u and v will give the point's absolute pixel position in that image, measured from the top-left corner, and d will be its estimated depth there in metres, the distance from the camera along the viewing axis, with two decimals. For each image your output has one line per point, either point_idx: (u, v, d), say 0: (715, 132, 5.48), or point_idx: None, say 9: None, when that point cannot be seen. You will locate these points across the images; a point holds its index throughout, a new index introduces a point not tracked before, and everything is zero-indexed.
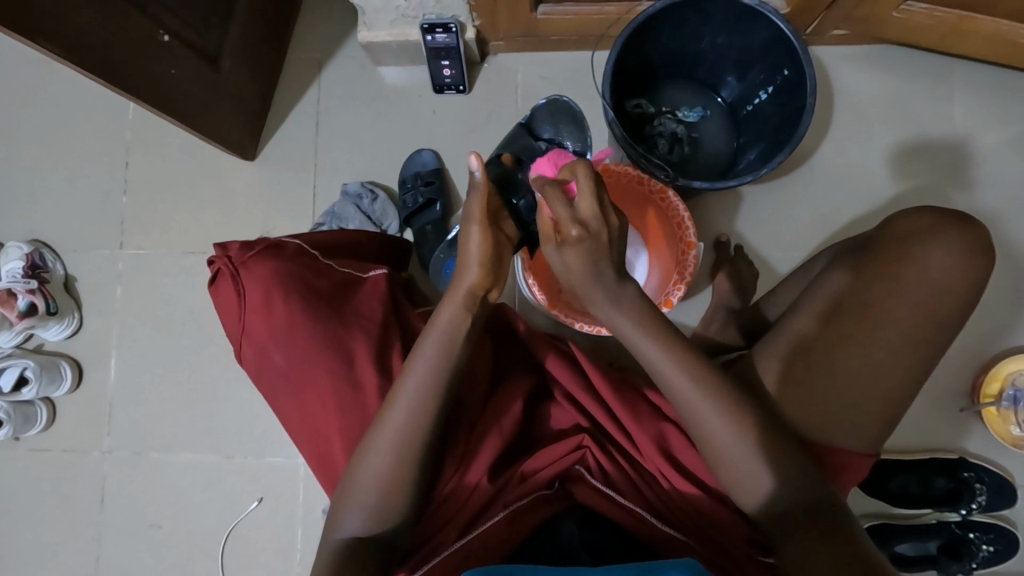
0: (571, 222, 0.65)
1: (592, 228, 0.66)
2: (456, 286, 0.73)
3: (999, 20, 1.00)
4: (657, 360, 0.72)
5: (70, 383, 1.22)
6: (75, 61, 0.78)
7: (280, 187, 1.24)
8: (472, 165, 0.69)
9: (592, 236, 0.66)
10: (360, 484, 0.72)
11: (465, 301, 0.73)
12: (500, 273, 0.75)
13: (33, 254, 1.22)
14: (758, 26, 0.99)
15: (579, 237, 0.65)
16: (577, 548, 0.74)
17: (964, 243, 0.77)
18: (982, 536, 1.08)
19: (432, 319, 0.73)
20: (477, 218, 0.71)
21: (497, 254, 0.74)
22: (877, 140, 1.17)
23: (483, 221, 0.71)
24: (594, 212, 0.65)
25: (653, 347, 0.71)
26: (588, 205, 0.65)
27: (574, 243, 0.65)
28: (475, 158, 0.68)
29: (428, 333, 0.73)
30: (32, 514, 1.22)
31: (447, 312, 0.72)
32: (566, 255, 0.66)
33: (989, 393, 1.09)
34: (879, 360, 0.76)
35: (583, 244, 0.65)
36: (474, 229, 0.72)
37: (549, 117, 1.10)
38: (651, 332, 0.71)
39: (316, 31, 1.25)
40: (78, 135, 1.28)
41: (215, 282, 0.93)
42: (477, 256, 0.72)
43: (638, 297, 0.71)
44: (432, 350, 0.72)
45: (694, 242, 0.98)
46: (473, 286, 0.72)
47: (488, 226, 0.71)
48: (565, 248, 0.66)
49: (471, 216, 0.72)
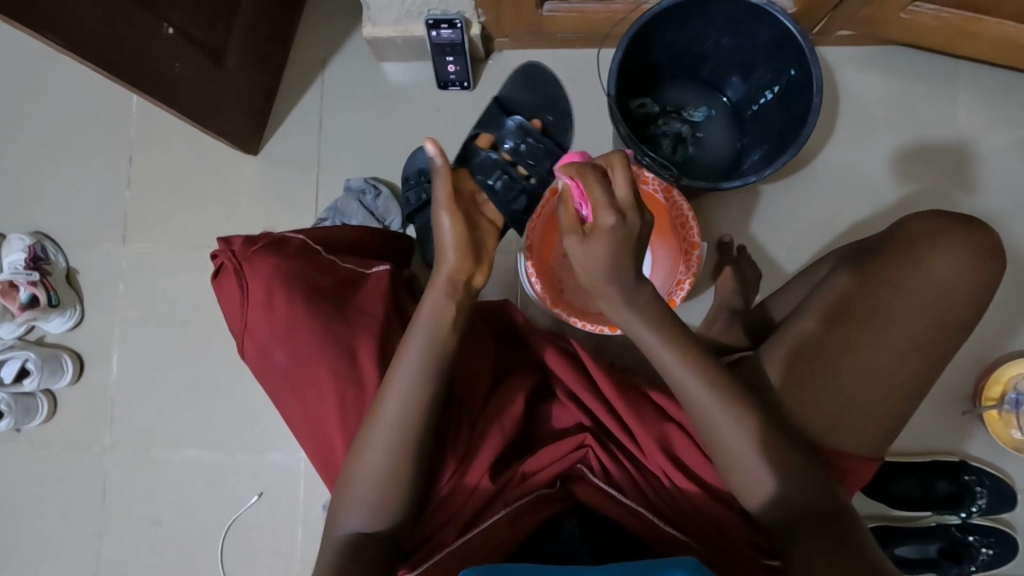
0: (608, 208, 0.65)
1: (628, 218, 0.66)
2: (438, 275, 0.74)
3: (1005, 22, 1.00)
4: (664, 363, 0.72)
5: (71, 376, 1.22)
6: (79, 53, 0.78)
7: (283, 183, 1.24)
8: (427, 150, 0.72)
9: (625, 226, 0.66)
10: (360, 480, 0.72)
11: (447, 288, 0.73)
12: (480, 256, 0.76)
13: (35, 246, 1.22)
14: (765, 26, 0.98)
15: (614, 226, 0.65)
16: (578, 547, 0.73)
17: (971, 247, 0.77)
18: (982, 539, 1.07)
19: (417, 311, 0.74)
20: (444, 203, 0.74)
21: (474, 240, 0.75)
22: (882, 142, 1.17)
23: (450, 207, 0.74)
24: (629, 200, 0.67)
25: (662, 347, 0.71)
26: (624, 192, 0.67)
27: (607, 232, 0.65)
28: (429, 144, 0.72)
29: (413, 326, 0.73)
30: (32, 507, 1.22)
31: (430, 301, 0.73)
32: (593, 244, 0.66)
33: (990, 396, 1.10)
34: (883, 365, 0.77)
35: (615, 234, 0.65)
36: (445, 217, 0.74)
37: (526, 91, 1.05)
38: (660, 331, 0.71)
39: (321, 26, 1.25)
40: (81, 128, 1.28)
41: (218, 277, 0.93)
42: (452, 240, 0.74)
43: (645, 300, 0.71)
44: (421, 341, 0.72)
45: (698, 242, 0.98)
46: (453, 272, 0.73)
47: (457, 212, 0.74)
48: (597, 236, 0.66)
49: (440, 204, 0.74)
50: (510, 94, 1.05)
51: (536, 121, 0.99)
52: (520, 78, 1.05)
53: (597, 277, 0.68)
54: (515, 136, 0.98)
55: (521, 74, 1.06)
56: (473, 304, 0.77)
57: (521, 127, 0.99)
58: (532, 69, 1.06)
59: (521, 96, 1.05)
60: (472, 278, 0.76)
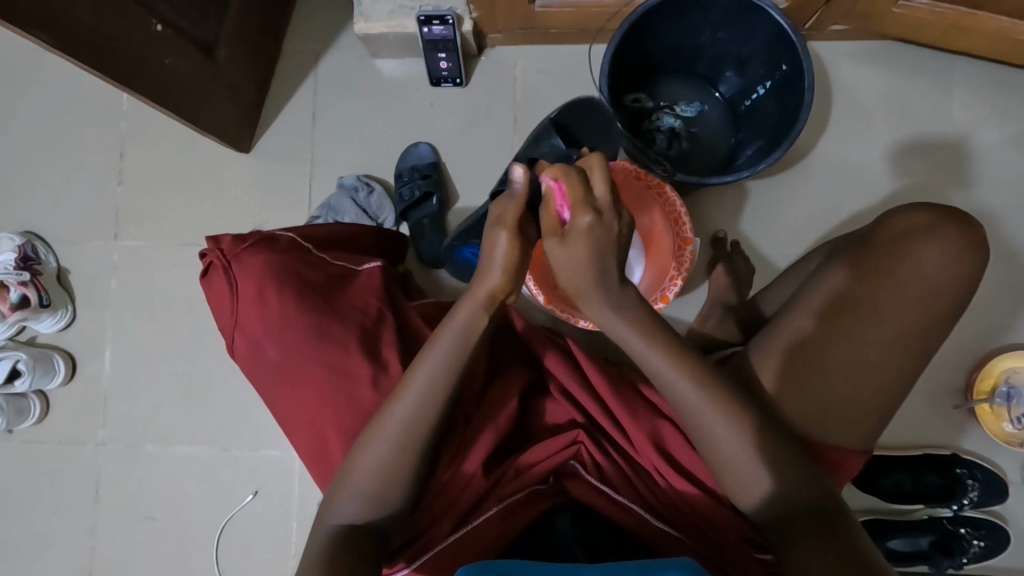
0: (584, 208, 0.66)
1: (605, 218, 0.67)
2: (476, 290, 0.71)
3: (998, 15, 1.00)
4: (659, 365, 0.72)
5: (63, 376, 1.22)
6: (68, 49, 0.77)
7: (276, 180, 1.23)
8: (515, 173, 0.69)
9: (603, 225, 0.67)
10: (359, 472, 0.72)
11: (483, 303, 0.71)
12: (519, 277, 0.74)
13: (25, 245, 1.22)
14: (758, 21, 0.98)
15: (591, 225, 0.66)
16: (571, 545, 0.74)
17: (958, 240, 0.77)
18: (974, 531, 1.08)
19: (446, 319, 0.73)
20: (505, 225, 0.68)
21: (521, 260, 0.71)
22: (876, 138, 1.17)
23: (512, 229, 0.68)
24: (608, 200, 0.67)
25: (652, 351, 0.72)
26: (604, 192, 0.67)
27: (586, 232, 0.66)
28: (521, 168, 0.68)
29: (440, 333, 0.72)
30: (25, 508, 1.22)
31: (464, 312, 0.72)
32: (572, 244, 0.67)
33: (983, 390, 1.11)
34: (874, 358, 0.77)
35: (594, 232, 0.66)
36: (501, 239, 0.69)
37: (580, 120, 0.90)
38: (650, 337, 0.72)
39: (313, 22, 1.24)
40: (70, 125, 1.27)
41: (207, 275, 0.93)
42: (503, 260, 0.69)
43: (637, 302, 0.72)
44: (444, 349, 0.72)
45: (690, 238, 1.00)
46: (493, 291, 0.71)
47: (516, 234, 0.69)
48: (575, 237, 0.66)
49: (499, 224, 0.69)
50: (571, 121, 0.90)
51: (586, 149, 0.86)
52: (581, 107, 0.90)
53: (580, 276, 0.69)
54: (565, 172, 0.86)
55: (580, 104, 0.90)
56: (500, 316, 0.76)
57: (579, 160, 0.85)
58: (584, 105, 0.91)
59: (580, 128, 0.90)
60: (507, 298, 0.74)
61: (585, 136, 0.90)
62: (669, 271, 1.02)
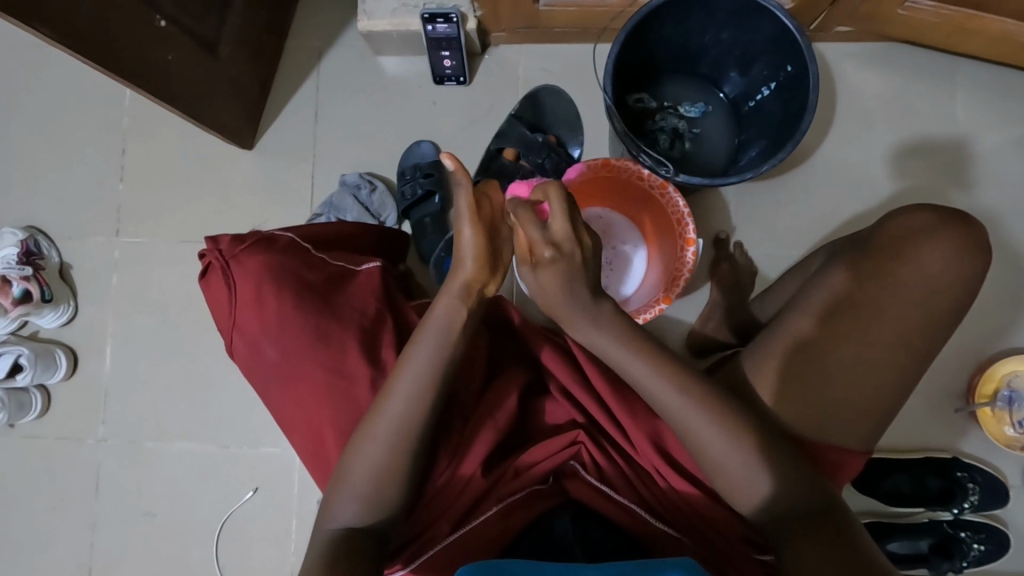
0: (543, 243, 0.68)
1: (566, 251, 0.69)
2: (453, 278, 0.72)
3: (1004, 19, 0.99)
4: (641, 371, 0.73)
5: (64, 370, 1.22)
6: (70, 45, 0.77)
7: (279, 178, 1.23)
8: (445, 166, 0.68)
9: (565, 257, 0.69)
10: (355, 472, 0.71)
11: (460, 293, 0.72)
12: (499, 265, 0.74)
13: (27, 240, 1.22)
14: (763, 21, 0.98)
15: (552, 259, 0.68)
16: (571, 544, 0.75)
17: (961, 242, 0.77)
18: (973, 535, 1.08)
19: (430, 310, 0.73)
20: (467, 218, 0.70)
21: (494, 248, 0.73)
22: (879, 141, 1.17)
23: (474, 220, 0.70)
24: (567, 234, 0.69)
25: (631, 353, 0.73)
26: (562, 225, 0.69)
27: (548, 265, 0.68)
28: (445, 158, 0.66)
29: (424, 330, 0.72)
30: (26, 503, 1.22)
31: (443, 305, 0.72)
32: (539, 274, 0.70)
33: (984, 393, 1.10)
34: (874, 360, 0.77)
35: (558, 264, 0.68)
36: (467, 230, 0.70)
37: (546, 111, 1.17)
38: (631, 341, 0.73)
39: (317, 19, 1.24)
40: (72, 121, 1.27)
41: (206, 275, 0.92)
42: (472, 251, 0.71)
43: (613, 312, 0.73)
44: (432, 347, 0.72)
45: (693, 238, 0.97)
46: (469, 280, 0.72)
47: (481, 225, 0.70)
48: (540, 269, 0.69)
49: (462, 215, 0.70)
50: (535, 114, 1.17)
51: (553, 136, 1.14)
52: (545, 99, 1.17)
53: (556, 299, 0.71)
54: (540, 152, 1.12)
55: (543, 96, 1.17)
56: (485, 308, 0.76)
57: (542, 142, 1.13)
58: (550, 92, 1.17)
59: (544, 118, 1.17)
60: (486, 287, 0.74)
61: (547, 121, 1.17)
62: (671, 275, 1.01)
